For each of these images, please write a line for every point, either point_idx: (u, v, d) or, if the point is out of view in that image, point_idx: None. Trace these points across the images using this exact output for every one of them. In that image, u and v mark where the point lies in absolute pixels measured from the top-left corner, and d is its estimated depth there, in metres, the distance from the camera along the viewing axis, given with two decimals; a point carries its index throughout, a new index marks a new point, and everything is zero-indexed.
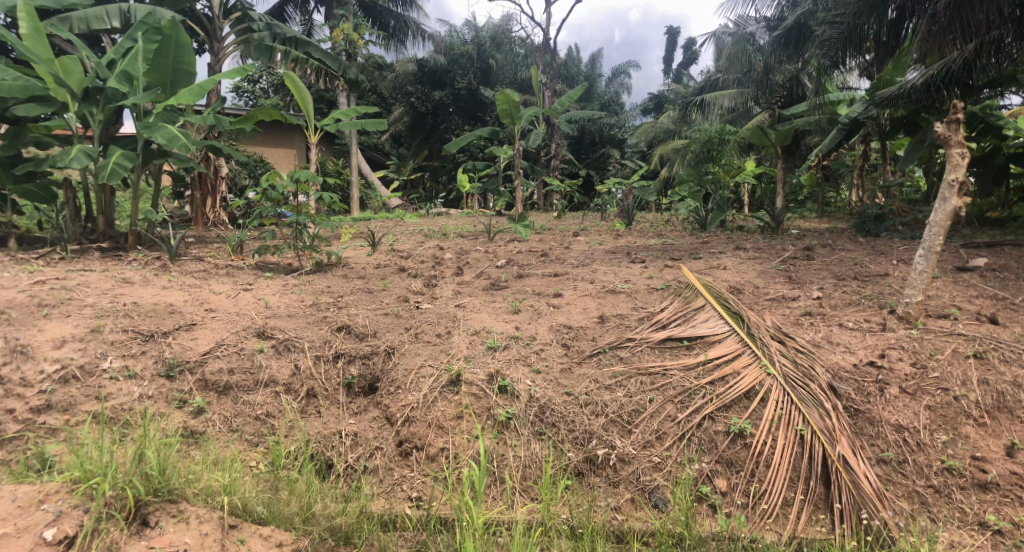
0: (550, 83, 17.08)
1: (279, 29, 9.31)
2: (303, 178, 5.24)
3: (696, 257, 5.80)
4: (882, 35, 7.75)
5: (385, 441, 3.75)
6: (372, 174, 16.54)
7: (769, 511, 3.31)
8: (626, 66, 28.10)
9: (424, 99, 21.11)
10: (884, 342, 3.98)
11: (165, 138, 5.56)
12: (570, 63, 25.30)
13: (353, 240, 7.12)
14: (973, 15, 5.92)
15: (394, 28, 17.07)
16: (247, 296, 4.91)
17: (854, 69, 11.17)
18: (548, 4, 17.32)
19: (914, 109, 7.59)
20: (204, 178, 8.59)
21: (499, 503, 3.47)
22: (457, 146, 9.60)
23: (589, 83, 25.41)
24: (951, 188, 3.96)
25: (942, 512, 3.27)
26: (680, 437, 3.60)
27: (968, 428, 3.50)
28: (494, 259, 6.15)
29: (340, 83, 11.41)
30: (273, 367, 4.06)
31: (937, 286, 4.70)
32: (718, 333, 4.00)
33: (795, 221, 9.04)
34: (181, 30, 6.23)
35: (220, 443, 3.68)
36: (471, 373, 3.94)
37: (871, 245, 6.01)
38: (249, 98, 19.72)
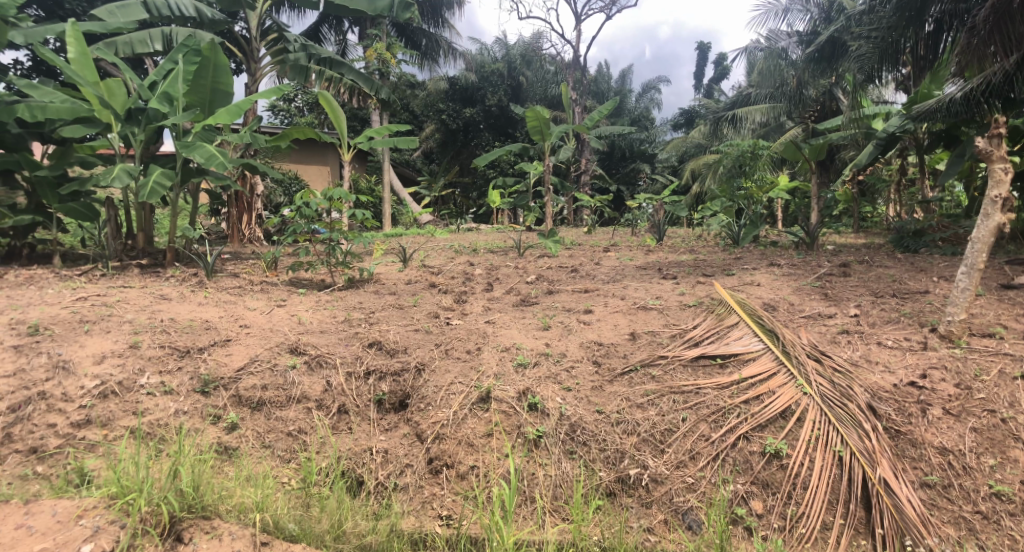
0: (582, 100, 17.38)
1: (314, 49, 9.48)
2: (336, 196, 5.28)
3: (729, 273, 5.72)
4: (918, 49, 7.68)
5: (416, 459, 3.76)
6: (402, 189, 16.69)
7: (807, 535, 3.22)
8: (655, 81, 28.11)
9: (455, 115, 21.40)
10: (925, 362, 3.86)
11: (203, 156, 5.66)
12: (600, 79, 25.42)
13: (385, 256, 7.16)
14: (1014, 27, 5.85)
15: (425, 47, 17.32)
16: (281, 312, 4.98)
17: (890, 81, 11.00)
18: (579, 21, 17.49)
19: (953, 123, 7.37)
20: (240, 196, 8.77)
21: (530, 523, 3.44)
22: (486, 161, 9.20)
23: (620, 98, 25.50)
24: (994, 204, 3.84)
25: (991, 539, 3.14)
26: (715, 458, 3.53)
27: (1017, 452, 3.36)
28: (524, 275, 6.14)
29: (371, 102, 11.60)
30: (305, 383, 4.10)
31: (980, 304, 4.56)
32: (752, 351, 3.93)
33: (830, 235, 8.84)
34: (220, 52, 6.38)
35: (253, 459, 3.73)
36: (501, 391, 3.94)
37: (910, 261, 5.85)
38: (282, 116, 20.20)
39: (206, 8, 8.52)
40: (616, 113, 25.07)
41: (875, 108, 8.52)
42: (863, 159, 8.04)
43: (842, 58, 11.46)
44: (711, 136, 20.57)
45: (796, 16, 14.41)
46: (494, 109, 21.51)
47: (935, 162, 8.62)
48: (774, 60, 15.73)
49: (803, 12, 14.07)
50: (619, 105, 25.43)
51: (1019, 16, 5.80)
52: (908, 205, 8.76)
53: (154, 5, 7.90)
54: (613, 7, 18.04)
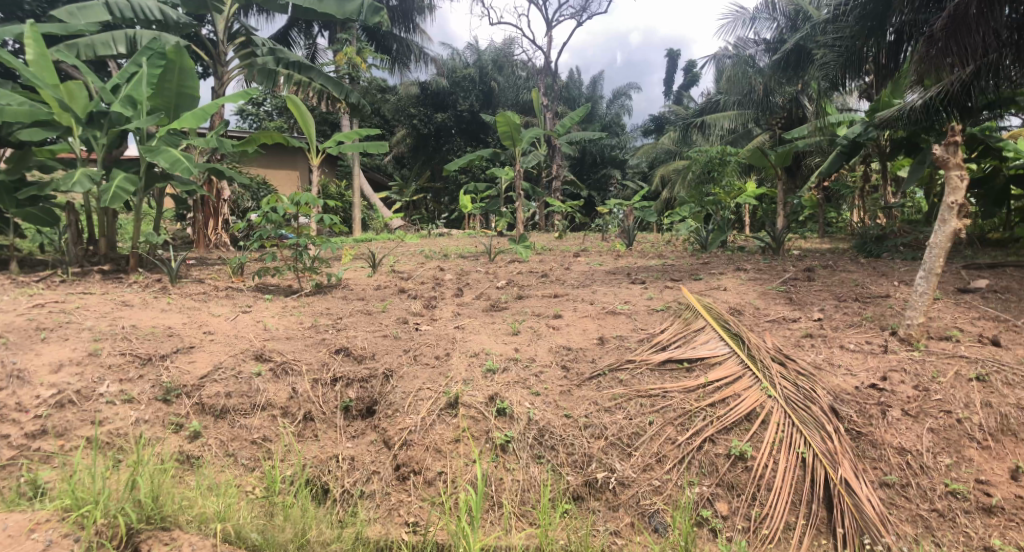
0: (551, 106, 17.69)
1: (283, 54, 9.37)
2: (304, 201, 5.20)
3: (696, 278, 5.78)
4: (880, 58, 7.77)
5: (383, 466, 3.73)
6: (374, 195, 16.60)
7: (770, 536, 3.26)
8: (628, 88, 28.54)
9: (427, 121, 21.44)
10: (886, 364, 3.93)
11: (168, 161, 5.57)
12: (572, 85, 25.76)
13: (354, 262, 7.12)
14: (970, 38, 6.00)
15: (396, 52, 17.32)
16: (246, 318, 4.91)
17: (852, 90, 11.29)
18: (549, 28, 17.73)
19: (913, 131, 7.46)
20: (206, 201, 8.65)
21: (496, 528, 3.43)
22: (457, 165, 9.15)
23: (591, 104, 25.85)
24: (950, 210, 3.91)
25: (947, 536, 3.20)
26: (681, 460, 3.57)
27: (971, 452, 3.44)
28: (495, 280, 6.15)
29: (343, 106, 11.54)
30: (270, 390, 4.05)
31: (937, 307, 4.65)
32: (718, 355, 3.97)
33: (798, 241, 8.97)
34: (186, 56, 6.28)
35: (216, 468, 3.67)
36: (469, 396, 3.92)
37: (872, 266, 5.97)
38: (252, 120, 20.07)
39: (172, 12, 8.39)
40: (588, 119, 25.22)
41: (839, 116, 8.50)
42: (827, 168, 8.06)
43: (808, 66, 11.71)
44: (680, 142, 20.87)
45: (764, 24, 14.98)
46: (466, 115, 21.80)
47: (896, 169, 8.75)
48: (742, 67, 15.87)
49: (770, 20, 14.76)
50: (591, 111, 25.60)
51: (974, 27, 5.96)
52: (872, 210, 8.93)
53: (117, 7, 7.77)
54: (583, 13, 18.23)
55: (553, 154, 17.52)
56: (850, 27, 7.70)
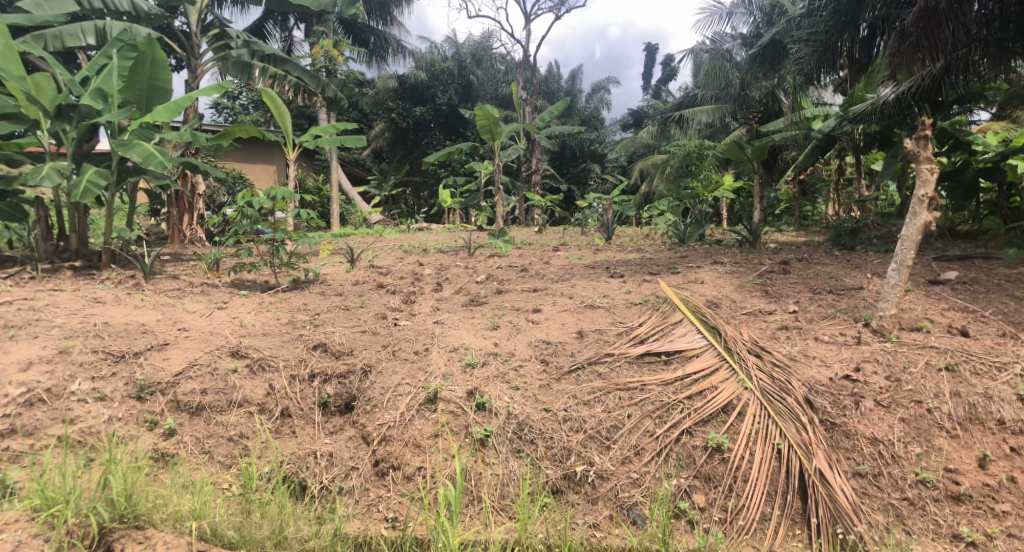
0: (531, 99, 17.67)
1: (258, 46, 9.26)
2: (280, 196, 5.13)
3: (674, 271, 5.82)
4: (853, 53, 7.90)
5: (362, 461, 3.72)
6: (353, 189, 16.47)
7: (746, 527, 3.30)
8: (608, 82, 28.61)
9: (405, 114, 21.33)
10: (859, 355, 3.99)
11: (141, 155, 5.47)
12: (551, 79, 25.75)
13: (332, 257, 7.07)
14: (941, 33, 6.12)
15: (374, 44, 17.16)
16: (222, 314, 4.86)
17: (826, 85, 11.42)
18: (528, 21, 17.71)
19: (886, 125, 7.58)
20: (181, 195, 8.52)
21: (476, 522, 3.43)
22: (437, 160, 8.96)
23: (571, 98, 25.87)
24: (921, 203, 3.98)
25: (917, 524, 3.26)
26: (659, 453, 3.60)
27: (941, 441, 3.51)
28: (474, 275, 6.14)
29: (320, 99, 11.41)
30: (246, 386, 4.01)
31: (909, 299, 4.73)
32: (695, 348, 4.01)
33: (774, 234, 9.07)
34: (158, 48, 6.17)
35: (191, 466, 3.63)
36: (449, 391, 3.92)
37: (846, 258, 6.05)
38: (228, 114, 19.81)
39: (143, 3, 8.26)
40: (567, 114, 25.23)
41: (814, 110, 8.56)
42: (802, 160, 8.08)
43: (784, 61, 11.81)
44: (659, 136, 20.97)
45: (740, 18, 15.09)
46: (445, 108, 21.75)
47: (870, 162, 8.86)
48: (719, 61, 15.96)
49: (746, 15, 14.85)
50: (570, 106, 25.62)
51: (944, 22, 6.06)
52: (847, 204, 9.05)
53: None
54: (562, 7, 18.23)
55: (533, 148, 17.52)
56: (825, 22, 7.78)
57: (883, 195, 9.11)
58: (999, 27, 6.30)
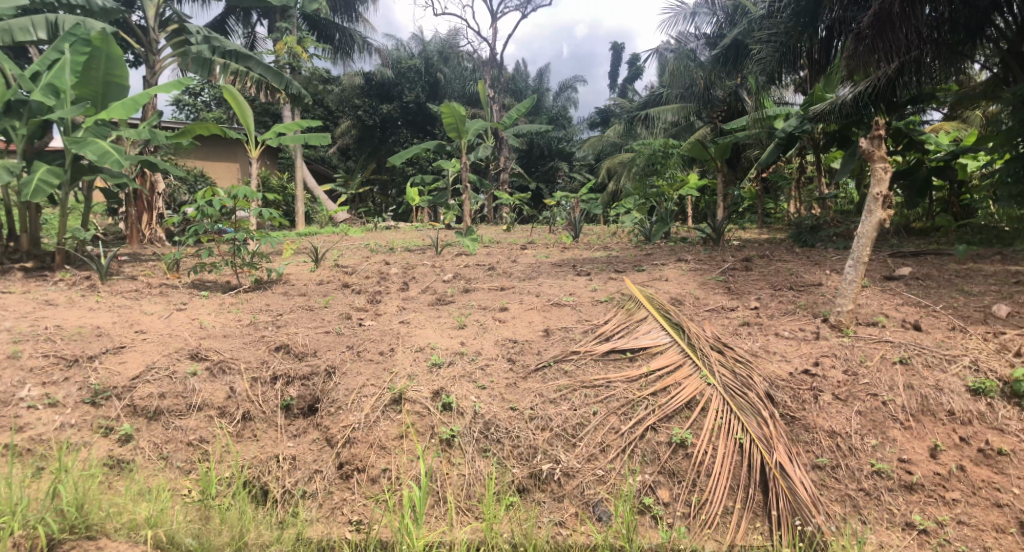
0: (498, 97, 17.69)
1: (218, 42, 9.08)
2: (242, 195, 5.03)
3: (639, 269, 5.87)
4: (813, 53, 7.98)
5: (325, 464, 3.67)
6: (317, 188, 16.27)
7: (708, 521, 3.34)
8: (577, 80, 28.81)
9: (372, 111, 21.31)
10: (817, 350, 4.08)
11: (96, 153, 5.31)
12: (519, 77, 25.81)
13: (296, 256, 6.97)
14: (895, 36, 6.23)
15: (339, 41, 17.01)
16: (181, 316, 4.76)
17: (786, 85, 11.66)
18: (494, 19, 17.73)
19: (845, 124, 7.75)
20: (140, 194, 8.31)
21: (441, 523, 3.41)
22: (403, 159, 8.85)
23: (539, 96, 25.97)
24: (875, 201, 4.07)
25: (872, 514, 3.33)
26: (624, 450, 3.62)
27: (895, 432, 3.59)
28: (441, 273, 6.11)
29: (283, 97, 11.28)
30: (206, 390, 3.94)
31: (865, 294, 4.84)
32: (660, 345, 4.06)
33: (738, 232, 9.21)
34: (113, 42, 6.08)
35: (148, 472, 3.56)
36: (414, 391, 3.90)
37: (806, 255, 6.18)
38: (190, 111, 19.51)
39: None
40: (535, 112, 25.34)
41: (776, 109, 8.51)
42: (764, 158, 8.14)
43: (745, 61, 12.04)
44: (626, 135, 21.15)
45: (704, 18, 15.34)
46: (411, 106, 21.76)
47: (829, 161, 9.04)
48: (684, 60, 16.16)
49: (709, 15, 15.11)
50: (538, 104, 25.68)
51: (898, 25, 6.19)
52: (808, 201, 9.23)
53: None
54: (528, 5, 18.26)
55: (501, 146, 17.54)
56: (784, 24, 7.88)
57: (842, 193, 9.33)
58: (949, 30, 6.56)
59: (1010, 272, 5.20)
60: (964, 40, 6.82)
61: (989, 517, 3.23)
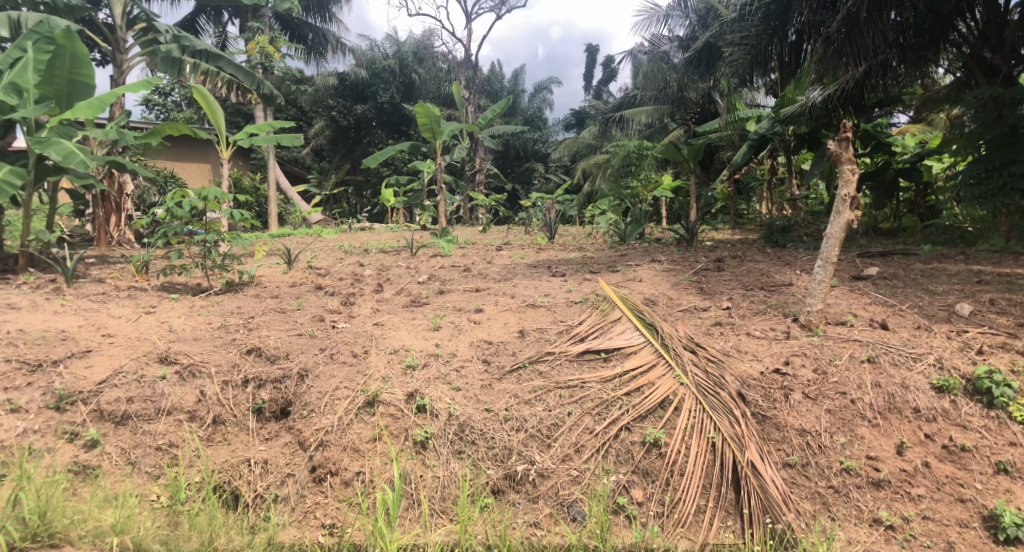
0: (473, 98, 17.70)
1: (189, 42, 8.90)
2: (212, 196, 4.96)
3: (613, 270, 5.91)
4: (783, 56, 8.09)
5: (298, 468, 3.63)
6: (291, 189, 16.10)
7: (681, 520, 3.36)
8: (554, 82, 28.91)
9: (346, 112, 21.19)
10: (788, 349, 4.14)
11: (60, 153, 5.20)
12: (495, 78, 25.80)
13: (268, 258, 6.89)
14: (862, 40, 6.36)
15: (312, 41, 16.89)
16: (149, 319, 4.68)
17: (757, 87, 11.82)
18: (469, 20, 17.72)
19: (815, 126, 7.89)
20: (108, 195, 8.16)
21: (415, 526, 3.40)
22: (378, 160, 8.75)
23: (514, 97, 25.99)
24: (843, 202, 4.14)
25: (841, 511, 3.38)
26: (598, 450, 3.64)
27: (863, 430, 3.64)
28: (415, 275, 6.08)
29: (254, 97, 11.17)
30: (175, 394, 3.87)
31: (834, 294, 4.92)
32: (634, 345, 4.09)
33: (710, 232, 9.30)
34: (79, 40, 5.99)
35: (114, 478, 3.49)
36: (388, 394, 3.87)
37: (777, 256, 6.26)
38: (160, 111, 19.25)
39: None
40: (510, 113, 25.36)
41: (748, 111, 8.63)
42: (738, 158, 8.01)
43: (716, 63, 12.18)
44: (601, 136, 21.23)
45: (677, 21, 15.51)
46: (387, 107, 21.64)
47: (800, 163, 9.17)
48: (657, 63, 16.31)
49: (682, 18, 15.28)
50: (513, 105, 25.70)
51: (865, 30, 6.32)
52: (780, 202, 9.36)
53: None
54: (502, 6, 18.28)
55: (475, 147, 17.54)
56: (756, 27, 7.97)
57: (813, 194, 9.48)
58: (914, 35, 6.74)
59: (973, 272, 5.32)
60: (928, 45, 7.01)
61: (953, 512, 3.29)
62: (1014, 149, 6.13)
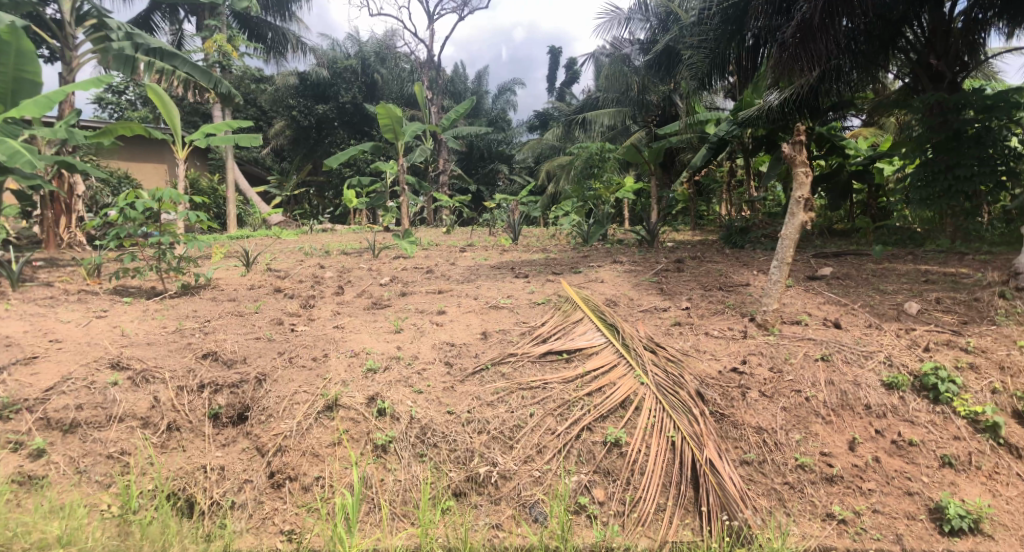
0: (437, 98, 17.62)
1: (142, 40, 8.70)
2: (166, 197, 4.85)
3: (576, 271, 5.94)
4: (741, 60, 8.25)
5: (255, 474, 3.57)
6: (249, 190, 15.78)
7: (642, 519, 3.39)
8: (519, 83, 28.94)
9: (307, 112, 20.89)
10: (745, 349, 4.23)
11: (4, 152, 5.03)
12: (457, 79, 25.62)
13: (225, 260, 6.76)
14: (815, 45, 6.52)
15: (271, 40, 16.66)
16: (101, 323, 4.56)
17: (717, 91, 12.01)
18: (431, 21, 17.63)
19: (772, 129, 8.04)
20: (57, 197, 7.93)
21: (376, 530, 3.36)
22: (338, 160, 8.63)
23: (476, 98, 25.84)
24: (798, 204, 4.24)
25: (796, 507, 3.45)
26: (560, 450, 3.65)
27: (817, 427, 3.73)
28: (377, 277, 6.03)
29: (211, 96, 10.96)
30: (128, 400, 3.78)
31: (790, 294, 5.03)
32: (595, 345, 4.12)
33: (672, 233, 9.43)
34: (24, 36, 5.82)
35: (62, 488, 3.39)
36: (348, 398, 3.83)
37: (736, 256, 6.38)
38: (114, 110, 18.79)
39: None
40: (473, 114, 25.25)
41: (707, 114, 8.73)
42: (697, 161, 8.21)
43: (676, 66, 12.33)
44: (564, 138, 21.27)
45: (638, 24, 15.67)
46: (348, 107, 21.39)
47: (758, 165, 9.35)
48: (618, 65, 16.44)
49: (643, 20, 15.44)
50: (476, 106, 25.67)
51: (818, 36, 6.48)
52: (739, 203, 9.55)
53: None
54: (465, 7, 18.25)
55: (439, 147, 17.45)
56: (714, 31, 8.05)
57: (771, 196, 9.70)
58: (864, 41, 6.93)
59: (921, 272, 5.50)
60: (878, 50, 7.24)
61: (901, 505, 3.38)
62: (958, 153, 6.36)
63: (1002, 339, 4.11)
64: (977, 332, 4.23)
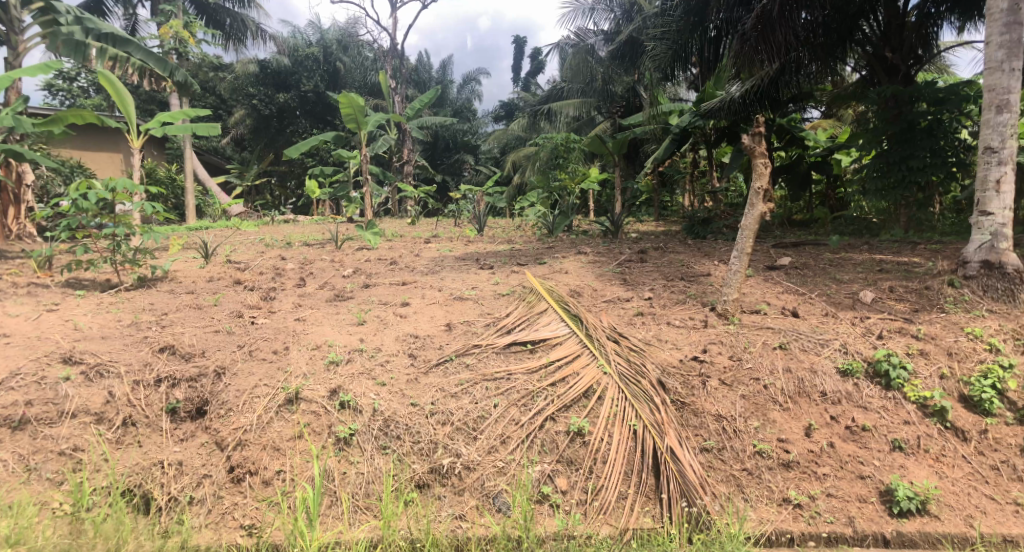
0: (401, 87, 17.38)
1: (92, 23, 8.38)
2: (120, 187, 4.73)
3: (541, 262, 5.95)
4: (704, 51, 8.33)
5: (215, 468, 3.50)
6: (208, 180, 15.40)
7: (604, 507, 3.41)
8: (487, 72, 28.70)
9: (269, 100, 20.50)
10: (706, 338, 4.30)
11: None
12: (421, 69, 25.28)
13: (183, 252, 6.61)
14: (775, 37, 6.60)
15: (230, 27, 16.29)
16: (53, 317, 4.43)
17: (682, 82, 12.07)
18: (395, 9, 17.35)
19: (734, 121, 8.12)
20: (4, 186, 7.66)
21: (337, 523, 3.34)
22: (299, 150, 8.47)
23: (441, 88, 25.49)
24: (757, 195, 4.31)
25: (754, 492, 3.50)
26: (523, 441, 3.66)
27: (775, 414, 3.80)
28: (341, 268, 5.97)
29: (168, 84, 10.67)
30: (81, 395, 3.69)
31: (750, 284, 5.12)
32: (559, 336, 4.14)
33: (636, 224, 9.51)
34: None
35: (10, 486, 3.29)
36: (310, 391, 3.80)
37: (698, 247, 6.46)
38: (66, 96, 18.21)
39: None
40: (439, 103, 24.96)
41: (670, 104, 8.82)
42: (660, 153, 8.20)
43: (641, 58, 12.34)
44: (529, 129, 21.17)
45: (601, 15, 15.60)
46: (310, 95, 21.06)
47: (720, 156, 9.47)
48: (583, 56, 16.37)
49: (607, 11, 15.38)
50: (441, 95, 25.37)
51: (778, 27, 6.57)
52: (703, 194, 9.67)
53: None
54: None
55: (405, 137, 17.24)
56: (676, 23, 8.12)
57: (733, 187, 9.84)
58: (823, 33, 7.04)
59: (875, 261, 5.63)
60: (836, 43, 7.37)
61: (853, 489, 3.46)
62: (912, 145, 6.52)
63: (951, 327, 4.26)
64: (927, 320, 4.37)
